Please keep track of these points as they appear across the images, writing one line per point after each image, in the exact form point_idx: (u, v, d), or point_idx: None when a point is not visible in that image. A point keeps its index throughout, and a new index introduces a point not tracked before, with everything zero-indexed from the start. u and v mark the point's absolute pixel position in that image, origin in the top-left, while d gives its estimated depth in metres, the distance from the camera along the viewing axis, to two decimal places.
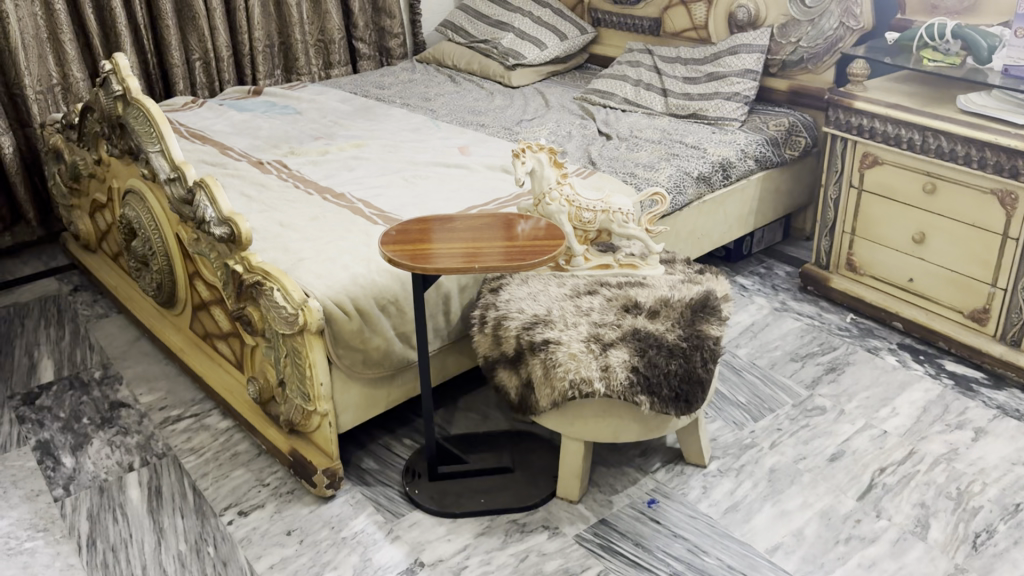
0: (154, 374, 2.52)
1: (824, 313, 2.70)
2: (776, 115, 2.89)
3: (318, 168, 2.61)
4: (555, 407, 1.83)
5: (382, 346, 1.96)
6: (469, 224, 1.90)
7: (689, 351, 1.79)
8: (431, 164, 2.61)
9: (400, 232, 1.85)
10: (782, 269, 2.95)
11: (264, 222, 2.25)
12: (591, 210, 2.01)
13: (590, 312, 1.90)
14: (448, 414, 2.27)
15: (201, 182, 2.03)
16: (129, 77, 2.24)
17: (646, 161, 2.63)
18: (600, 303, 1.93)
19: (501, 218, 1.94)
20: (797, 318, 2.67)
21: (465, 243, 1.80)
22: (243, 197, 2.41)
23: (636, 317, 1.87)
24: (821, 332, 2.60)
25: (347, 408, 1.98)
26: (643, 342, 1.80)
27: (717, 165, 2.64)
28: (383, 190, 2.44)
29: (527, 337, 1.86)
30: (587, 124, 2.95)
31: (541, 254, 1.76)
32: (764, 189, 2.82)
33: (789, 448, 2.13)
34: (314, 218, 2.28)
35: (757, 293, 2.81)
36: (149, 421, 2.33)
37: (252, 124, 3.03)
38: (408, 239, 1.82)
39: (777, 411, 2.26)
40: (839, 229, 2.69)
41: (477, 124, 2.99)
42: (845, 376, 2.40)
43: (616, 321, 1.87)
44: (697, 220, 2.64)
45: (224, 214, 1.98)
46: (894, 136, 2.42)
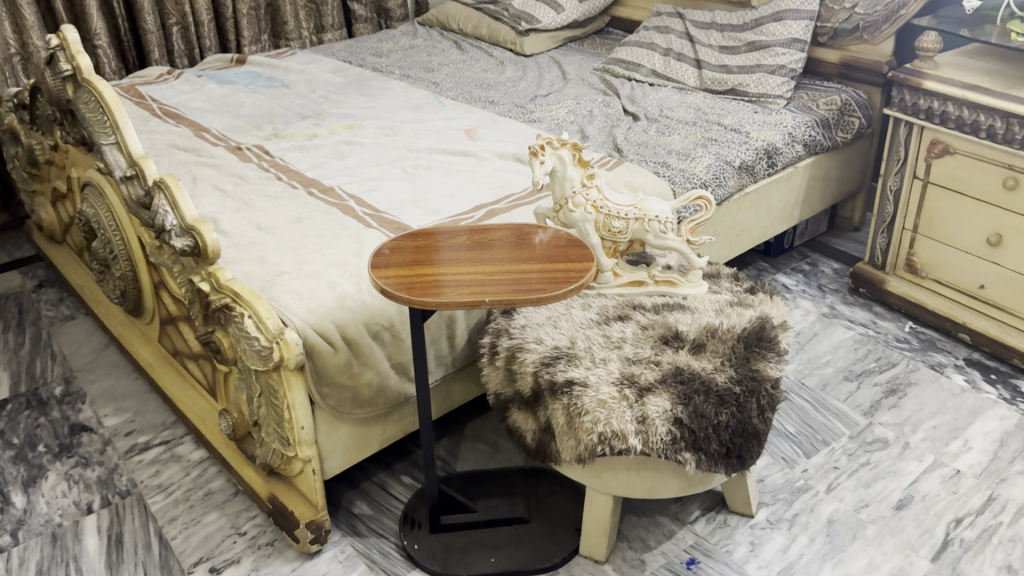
0: (121, 391, 2.23)
1: (879, 321, 2.39)
2: (825, 91, 2.54)
3: (305, 155, 2.29)
4: (579, 461, 1.54)
5: (375, 381, 1.66)
6: (478, 238, 1.57)
7: (743, 398, 1.48)
8: (433, 150, 2.28)
9: (393, 250, 1.52)
10: (828, 265, 2.63)
11: (238, 225, 1.94)
12: (622, 218, 1.69)
13: (621, 344, 1.59)
14: (453, 445, 1.98)
15: (160, 182, 1.73)
16: (79, 54, 1.92)
17: (680, 147, 2.30)
18: (633, 332, 1.62)
19: (516, 229, 1.61)
20: (849, 328, 2.36)
21: (473, 264, 1.48)
22: (217, 192, 2.09)
23: (677, 352, 1.56)
24: (877, 345, 2.29)
25: (335, 452, 1.69)
26: (687, 386, 1.49)
27: (761, 152, 2.31)
28: (378, 184, 2.12)
29: (547, 375, 1.56)
30: (610, 101, 2.61)
31: (567, 277, 1.44)
32: (812, 176, 2.49)
33: (848, 493, 1.84)
34: (298, 219, 1.97)
35: (802, 297, 2.49)
36: (113, 449, 2.05)
37: (233, 99, 2.69)
38: (405, 259, 1.49)
39: (832, 444, 1.96)
40: (897, 226, 2.37)
41: (486, 100, 2.66)
42: (907, 401, 2.09)
43: (654, 356, 1.56)
44: (738, 215, 2.32)
45: (188, 222, 1.68)
46: (970, 122, 2.08)
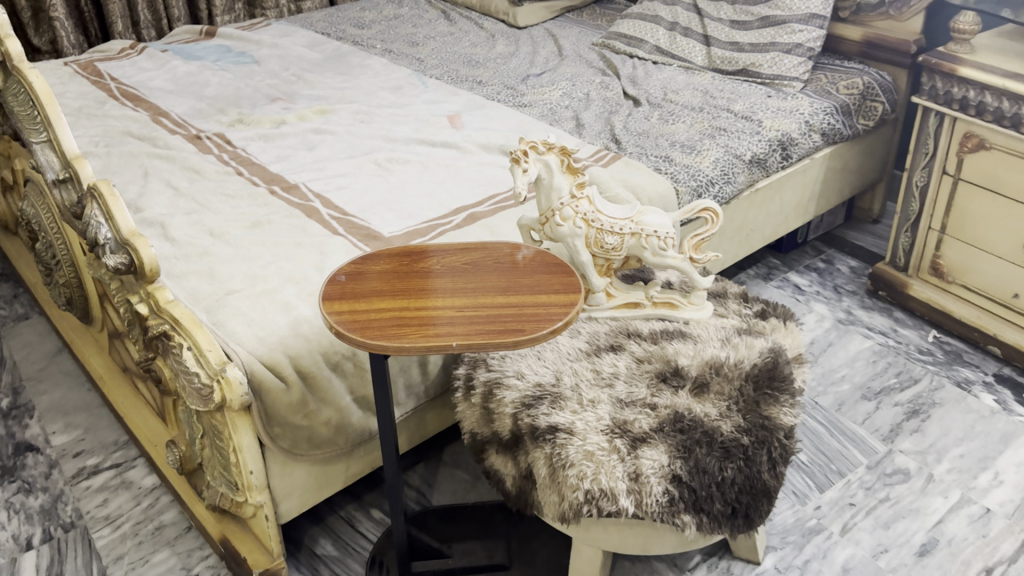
0: (73, 405, 2.04)
1: (900, 330, 2.19)
2: (846, 73, 2.31)
3: (270, 145, 2.08)
4: (563, 519, 1.34)
5: (335, 418, 1.47)
6: (451, 260, 1.36)
7: (752, 451, 1.29)
8: (412, 141, 2.06)
9: (353, 274, 1.32)
10: (845, 263, 2.44)
11: (189, 231, 1.73)
12: (617, 233, 1.48)
13: (613, 381, 1.40)
14: (429, 472, 1.80)
15: (93, 189, 1.52)
16: (7, 37, 1.70)
17: (684, 138, 2.08)
18: (627, 367, 1.42)
19: (495, 247, 1.40)
20: (867, 337, 2.16)
21: (443, 294, 1.27)
22: (170, 190, 1.88)
23: (677, 394, 1.36)
24: (898, 358, 2.09)
25: (292, 494, 1.51)
26: (688, 437, 1.29)
27: (775, 143, 2.09)
28: (348, 181, 1.91)
29: (528, 419, 1.37)
30: (609, 82, 2.38)
31: (550, 315, 1.23)
32: (829, 168, 2.27)
33: (865, 535, 1.66)
34: (256, 223, 1.76)
35: (816, 300, 2.29)
36: (59, 473, 1.87)
37: (197, 77, 2.47)
38: (365, 287, 1.29)
39: (848, 476, 1.78)
40: (923, 225, 2.15)
41: (474, 80, 2.43)
42: (931, 424, 1.90)
43: (649, 397, 1.36)
44: (747, 214, 2.11)
45: (123, 236, 1.47)
46: (1010, 115, 1.86)
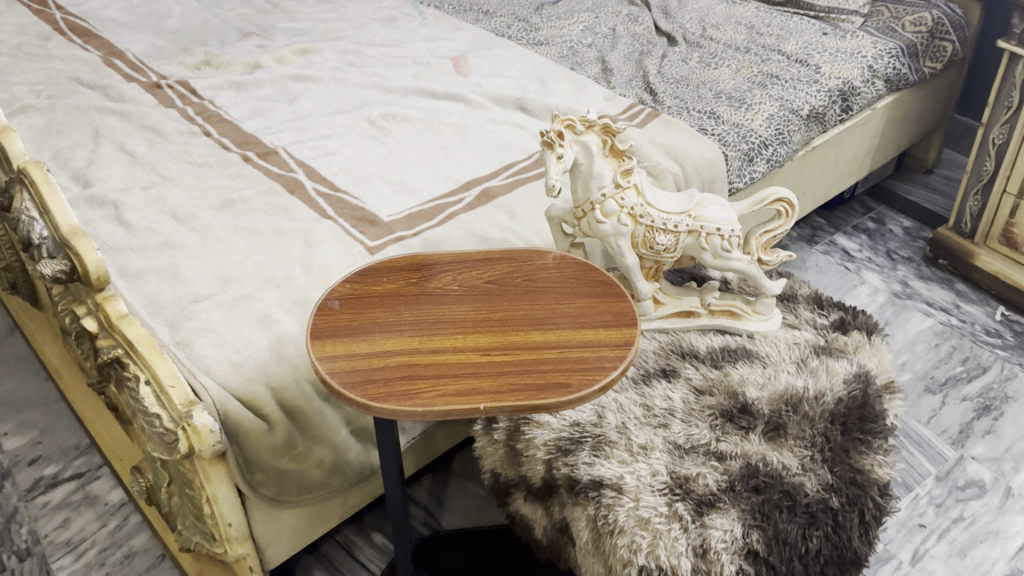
0: (27, 398, 1.79)
1: (963, 306, 1.95)
2: (912, 6, 1.98)
3: (245, 96, 1.76)
4: None
5: (328, 455, 1.23)
6: (470, 276, 1.09)
7: (842, 516, 1.06)
8: (411, 91, 1.76)
9: (347, 300, 1.04)
10: (897, 223, 2.19)
11: (148, 214, 1.44)
12: (670, 231, 1.20)
13: (667, 420, 1.15)
14: (438, 486, 1.58)
15: (23, 173, 1.23)
16: None
17: (730, 88, 1.78)
18: (685, 400, 1.17)
19: (522, 257, 1.12)
20: (927, 316, 1.92)
21: (463, 329, 1.01)
22: (125, 157, 1.58)
23: (748, 439, 1.12)
24: (963, 341, 1.86)
25: (279, 538, 1.28)
26: (764, 499, 1.06)
27: (835, 94, 1.78)
28: (338, 145, 1.61)
29: (565, 469, 1.12)
30: (637, 14, 2.06)
31: (597, 361, 0.97)
32: (890, 118, 1.97)
33: (939, 565, 1.45)
34: (229, 202, 1.47)
35: (868, 270, 2.05)
36: (12, 487, 1.63)
37: (157, 5, 2.12)
38: (362, 318, 1.02)
39: (915, 490, 1.56)
40: (997, 188, 1.88)
41: (479, 9, 2.09)
42: (1005, 423, 1.68)
43: (714, 443, 1.12)
44: (800, 176, 1.82)
45: (61, 233, 1.18)
46: None
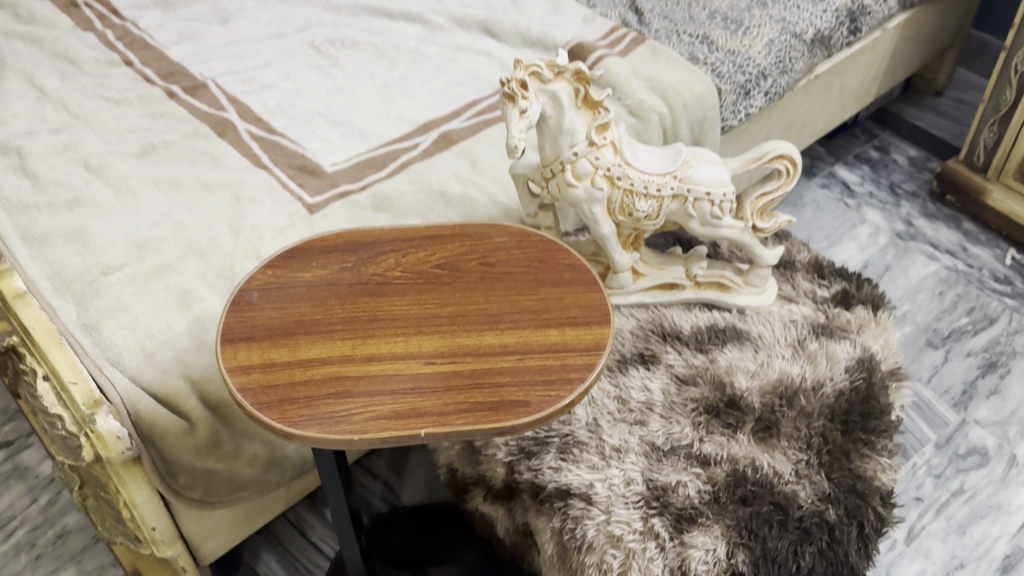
0: None
1: (971, 248, 1.80)
2: None
3: (174, 17, 1.55)
4: None
5: (263, 449, 1.09)
6: (416, 259, 0.92)
7: (839, 531, 0.94)
8: (364, 11, 1.55)
9: (267, 294, 0.88)
10: (902, 152, 2.02)
11: (56, 163, 1.25)
12: (652, 196, 1.03)
13: (645, 416, 1.01)
14: (399, 457, 1.45)
15: None
16: None
17: (725, 7, 1.57)
18: (666, 392, 1.03)
19: (478, 233, 0.96)
20: (931, 260, 1.77)
21: (405, 330, 0.85)
22: (33, 93, 1.38)
23: (735, 440, 0.98)
24: (970, 289, 1.71)
25: (215, 533, 1.15)
26: (752, 513, 0.93)
27: (844, 13, 1.57)
28: (278, 77, 1.41)
29: (528, 474, 0.99)
30: None
31: (561, 372, 0.82)
32: (901, 38, 1.77)
33: (936, 543, 1.35)
34: (151, 149, 1.28)
35: (869, 207, 1.88)
36: None
37: None
38: (285, 318, 0.86)
39: (913, 459, 1.45)
40: (1017, 120, 1.70)
41: None
42: (1012, 382, 1.55)
43: (696, 445, 0.98)
44: (800, 107, 1.64)
45: None
46: None
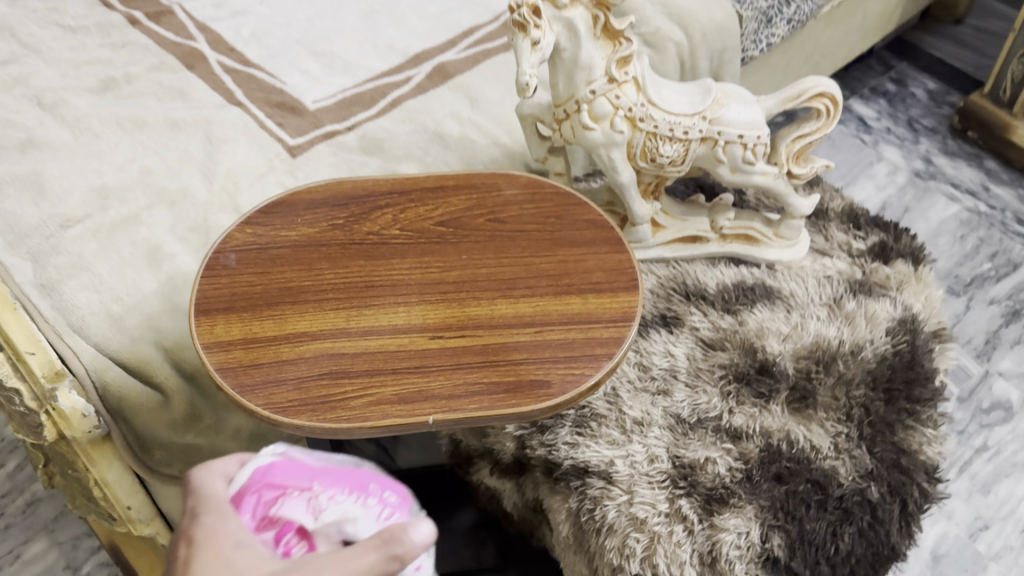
0: None
1: (993, 189, 1.70)
2: None
3: None
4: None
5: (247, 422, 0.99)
6: (415, 213, 0.81)
7: (882, 510, 0.86)
8: None
9: (247, 257, 0.77)
10: (920, 85, 1.90)
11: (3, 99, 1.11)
12: (678, 139, 0.92)
13: (670, 384, 0.92)
14: None
15: None
16: None
17: None
18: (692, 357, 0.93)
19: (485, 184, 0.85)
20: (952, 201, 1.68)
21: (406, 298, 0.75)
22: None
23: (768, 412, 0.90)
24: (992, 233, 1.62)
25: None
26: (788, 493, 0.85)
27: None
28: (252, 2, 1.27)
29: (541, 449, 0.90)
30: None
31: (584, 347, 0.72)
32: None
33: (958, 504, 1.28)
34: (111, 83, 1.15)
35: (886, 144, 1.78)
36: None
37: None
38: (268, 285, 0.75)
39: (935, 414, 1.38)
40: None
41: None
42: None
43: (727, 417, 0.89)
44: (822, 36, 1.51)
45: None
46: None
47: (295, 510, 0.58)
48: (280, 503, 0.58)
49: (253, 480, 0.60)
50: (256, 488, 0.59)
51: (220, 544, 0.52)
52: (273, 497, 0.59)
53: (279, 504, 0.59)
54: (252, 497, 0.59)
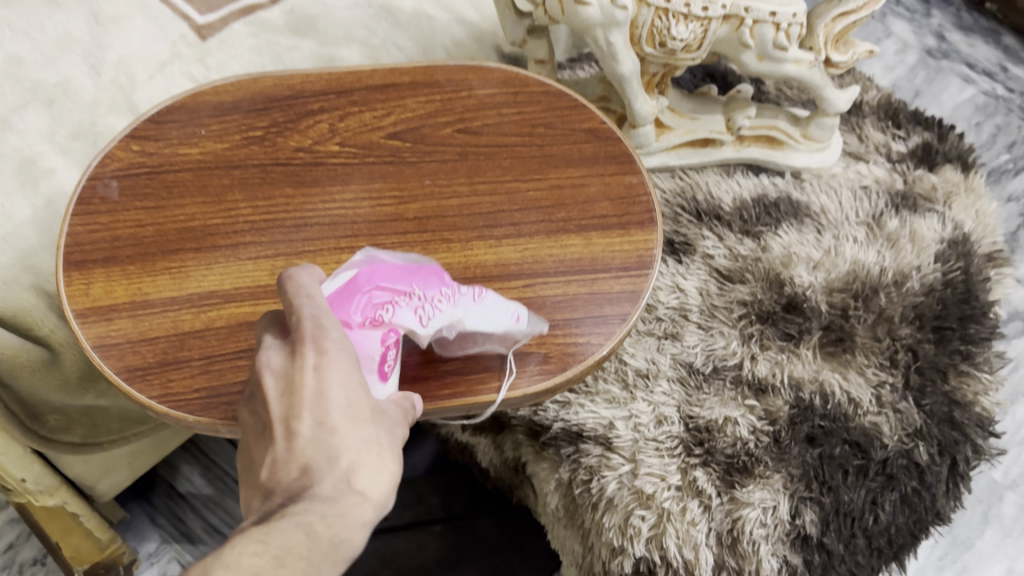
0: None
1: (1011, 69, 1.53)
2: None
3: None
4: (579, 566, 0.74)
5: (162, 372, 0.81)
6: (357, 122, 0.63)
7: (930, 472, 0.72)
8: None
9: (136, 186, 0.58)
10: None
11: None
12: (695, 17, 0.72)
13: (679, 323, 0.76)
14: None
15: None
16: None
17: None
18: (706, 290, 0.77)
19: (448, 82, 0.66)
20: (967, 83, 1.49)
21: (352, 238, 0.57)
22: None
23: (797, 357, 0.74)
24: (1010, 119, 1.45)
25: (114, 467, 0.89)
26: (824, 458, 0.70)
27: None
28: None
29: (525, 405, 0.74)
30: None
31: (589, 307, 0.55)
32: None
33: None
34: None
35: (894, 19, 1.59)
36: None
37: None
38: (164, 225, 0.56)
39: None
40: None
41: None
42: None
43: (749, 366, 0.73)
44: None
45: None
46: None
47: (406, 315, 0.48)
48: (392, 310, 0.48)
49: (355, 281, 0.48)
50: (365, 288, 0.48)
51: (350, 361, 0.41)
52: (384, 299, 0.48)
53: (392, 308, 0.48)
54: (361, 297, 0.47)
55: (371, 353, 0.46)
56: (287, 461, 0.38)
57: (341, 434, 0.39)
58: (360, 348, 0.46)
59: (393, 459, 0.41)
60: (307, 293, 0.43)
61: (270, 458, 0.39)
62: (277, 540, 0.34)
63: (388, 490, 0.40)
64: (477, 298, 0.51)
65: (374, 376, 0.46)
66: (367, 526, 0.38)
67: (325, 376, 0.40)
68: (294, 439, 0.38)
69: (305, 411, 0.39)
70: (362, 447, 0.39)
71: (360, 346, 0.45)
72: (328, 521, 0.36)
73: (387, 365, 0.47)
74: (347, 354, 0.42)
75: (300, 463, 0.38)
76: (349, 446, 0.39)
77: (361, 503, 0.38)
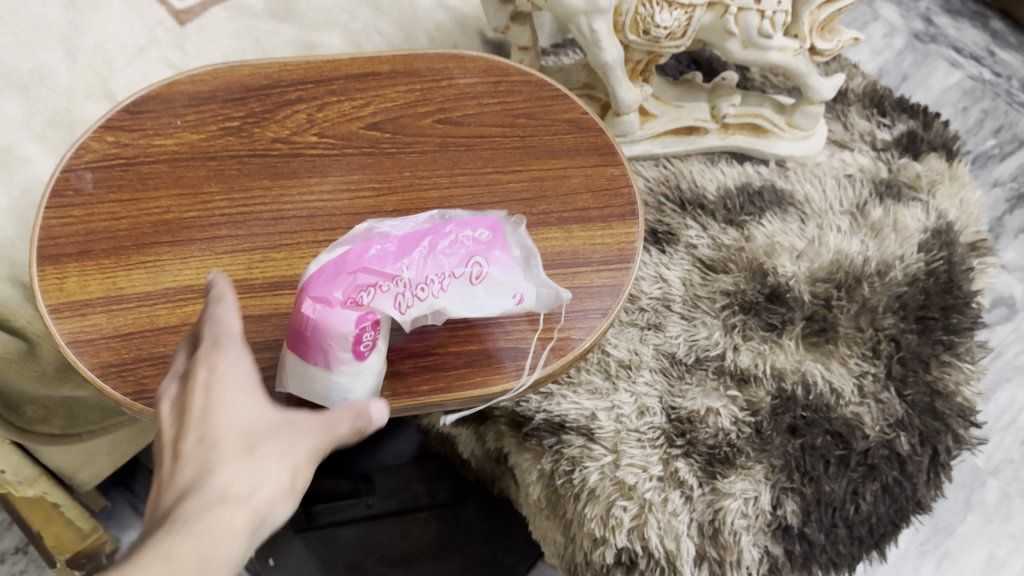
0: None
1: (999, 53, 1.52)
2: None
3: None
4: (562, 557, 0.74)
5: None
6: (335, 112, 0.62)
7: (911, 462, 0.72)
8: None
9: (110, 177, 0.57)
10: None
11: None
12: (680, 4, 0.70)
13: (662, 313, 0.76)
14: None
15: None
16: None
17: None
18: (689, 280, 0.77)
19: (428, 71, 0.65)
20: (955, 67, 1.49)
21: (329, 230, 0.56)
22: None
23: (779, 348, 0.74)
24: (998, 104, 1.45)
25: (95, 457, 0.89)
26: (805, 448, 0.70)
27: None
28: None
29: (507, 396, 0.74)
30: None
31: (569, 302, 0.55)
32: None
33: None
34: None
35: (883, 1, 1.58)
36: None
37: None
38: (139, 217, 0.55)
39: None
40: None
41: None
42: None
43: (731, 357, 0.73)
44: None
45: None
46: None
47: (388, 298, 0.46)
48: (373, 294, 0.45)
49: (344, 258, 0.47)
50: (350, 268, 0.46)
51: (247, 378, 0.41)
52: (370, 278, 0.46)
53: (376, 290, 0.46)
54: (346, 275, 0.46)
55: (345, 336, 0.44)
56: (169, 484, 0.36)
57: (225, 441, 0.37)
58: (336, 329, 0.44)
59: (287, 464, 0.38)
60: (216, 319, 0.43)
61: (158, 485, 0.37)
62: (171, 544, 0.33)
63: (280, 496, 0.37)
64: (477, 275, 0.48)
65: (348, 357, 0.45)
66: (246, 544, 0.35)
67: (213, 392, 0.39)
68: (177, 456, 0.37)
69: (194, 422, 0.38)
70: (245, 451, 0.37)
71: (331, 325, 0.44)
72: (192, 537, 0.33)
73: (364, 346, 0.45)
74: (244, 370, 0.41)
75: (179, 486, 0.36)
76: (226, 457, 0.37)
77: (234, 515, 0.35)
